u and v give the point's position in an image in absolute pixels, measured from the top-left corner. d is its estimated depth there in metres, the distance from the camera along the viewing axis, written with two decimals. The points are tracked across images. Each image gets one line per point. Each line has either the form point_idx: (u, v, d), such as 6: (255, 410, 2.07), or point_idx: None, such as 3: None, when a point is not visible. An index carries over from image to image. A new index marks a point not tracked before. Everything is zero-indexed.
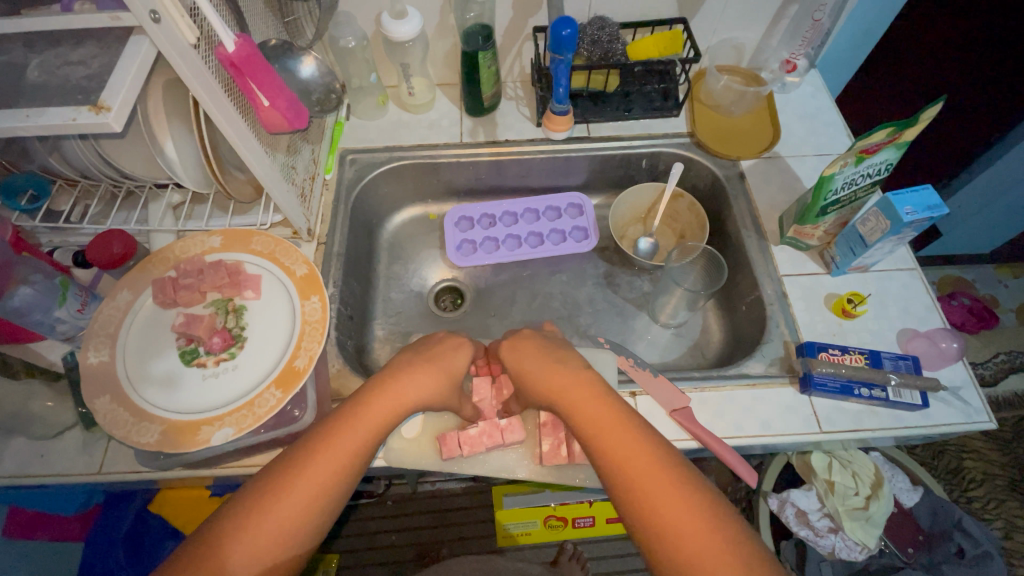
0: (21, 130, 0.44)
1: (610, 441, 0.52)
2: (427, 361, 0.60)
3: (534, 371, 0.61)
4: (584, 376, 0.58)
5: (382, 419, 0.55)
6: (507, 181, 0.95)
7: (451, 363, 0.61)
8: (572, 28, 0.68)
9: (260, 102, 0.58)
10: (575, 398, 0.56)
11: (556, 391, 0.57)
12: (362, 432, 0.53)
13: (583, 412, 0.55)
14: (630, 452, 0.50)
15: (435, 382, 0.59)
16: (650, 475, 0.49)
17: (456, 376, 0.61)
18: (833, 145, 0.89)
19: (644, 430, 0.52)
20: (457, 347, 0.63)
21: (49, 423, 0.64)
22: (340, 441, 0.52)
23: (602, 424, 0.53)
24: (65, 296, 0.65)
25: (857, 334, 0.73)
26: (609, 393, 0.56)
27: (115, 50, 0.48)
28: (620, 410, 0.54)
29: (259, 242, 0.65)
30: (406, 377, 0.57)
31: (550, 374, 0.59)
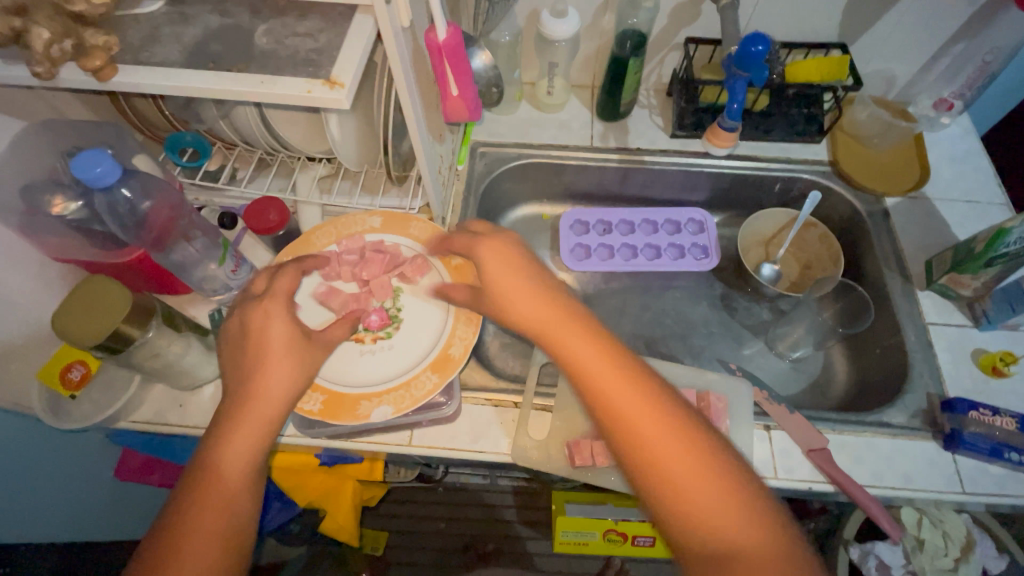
0: (251, 95, 0.45)
1: (647, 440, 0.45)
2: (266, 350, 0.49)
3: (548, 317, 0.51)
4: (583, 325, 0.50)
5: (252, 427, 0.47)
6: (629, 190, 0.94)
7: (275, 336, 0.50)
8: (762, 44, 0.66)
9: (450, 90, 0.58)
10: (575, 355, 0.49)
11: (554, 344, 0.50)
12: (229, 449, 0.45)
13: (614, 405, 0.46)
14: (671, 455, 0.44)
15: (282, 366, 0.49)
16: (676, 454, 0.44)
17: (294, 344, 0.51)
18: (984, 193, 0.84)
19: (669, 426, 0.46)
20: (265, 320, 0.50)
21: (193, 376, 0.66)
22: (218, 455, 0.45)
23: (640, 426, 0.45)
24: (224, 255, 0.68)
25: (1008, 396, 0.69)
26: (609, 346, 0.49)
27: (341, 26, 0.49)
28: (629, 370, 0.48)
29: (416, 227, 0.65)
30: (266, 367, 0.48)
31: (553, 322, 0.50)
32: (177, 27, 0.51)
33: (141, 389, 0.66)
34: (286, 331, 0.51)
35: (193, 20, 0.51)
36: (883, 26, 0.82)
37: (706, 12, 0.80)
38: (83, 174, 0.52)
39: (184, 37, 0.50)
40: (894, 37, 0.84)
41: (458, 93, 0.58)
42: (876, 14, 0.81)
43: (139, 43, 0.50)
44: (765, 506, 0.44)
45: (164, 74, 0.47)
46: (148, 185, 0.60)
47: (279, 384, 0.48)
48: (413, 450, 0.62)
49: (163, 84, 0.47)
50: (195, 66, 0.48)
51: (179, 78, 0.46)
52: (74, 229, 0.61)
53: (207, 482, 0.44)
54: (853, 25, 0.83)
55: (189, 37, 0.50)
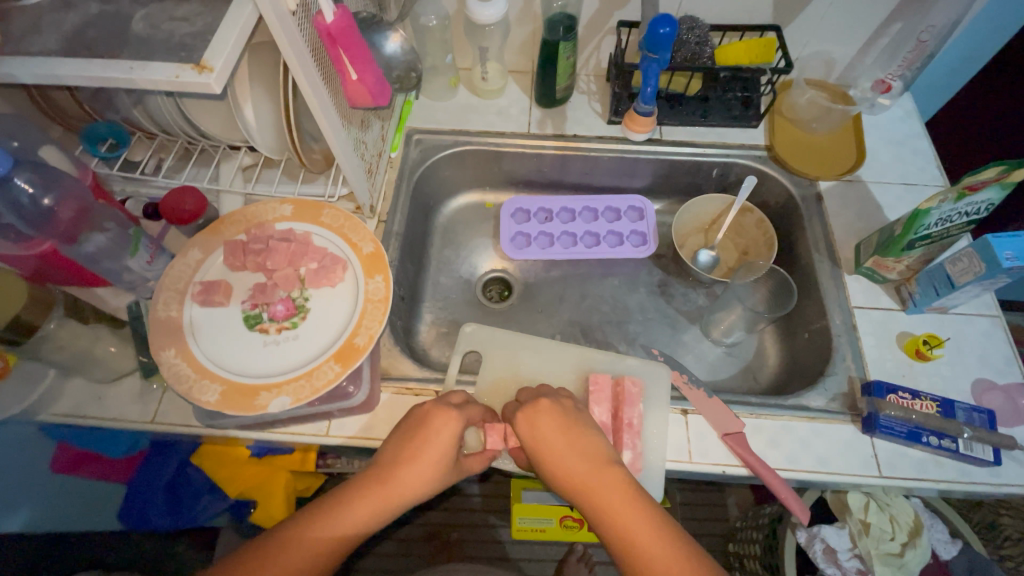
0: (121, 81, 0.44)
1: (626, 526, 0.49)
2: (409, 453, 0.54)
3: (541, 436, 0.55)
4: (569, 429, 0.55)
5: (372, 518, 0.52)
6: (569, 177, 0.93)
7: (443, 442, 0.54)
8: (669, 26, 0.65)
9: (349, 75, 0.57)
10: (552, 451, 0.54)
11: (543, 453, 0.54)
12: (331, 531, 0.50)
13: (598, 496, 0.51)
14: (644, 538, 0.48)
15: (429, 475, 0.53)
16: (658, 553, 0.47)
17: (448, 458, 0.54)
18: (920, 175, 0.84)
19: (650, 517, 0.49)
20: (443, 426, 0.55)
21: (108, 368, 0.66)
22: (301, 544, 0.49)
23: (621, 519, 0.49)
24: (137, 246, 0.67)
25: (929, 378, 0.69)
26: (594, 449, 0.54)
27: (219, 10, 0.48)
28: (615, 474, 0.52)
29: (329, 215, 0.64)
30: (393, 472, 0.53)
31: (546, 428, 0.56)
32: (58, 14, 0.50)
33: (57, 382, 0.66)
34: (453, 446, 0.55)
35: (74, 7, 0.50)
36: (816, 8, 0.81)
37: None
38: None
39: (62, 24, 0.49)
40: (827, 19, 0.83)
41: (358, 77, 0.57)
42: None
43: (18, 31, 0.49)
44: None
45: (38, 62, 0.46)
46: (52, 179, 0.59)
47: (411, 494, 0.53)
48: (328, 440, 0.62)
49: (37, 73, 0.46)
50: (68, 54, 0.47)
51: (51, 66, 0.45)
52: None
53: (293, 546, 0.49)
54: (785, 7, 0.82)
55: (69, 24, 0.49)
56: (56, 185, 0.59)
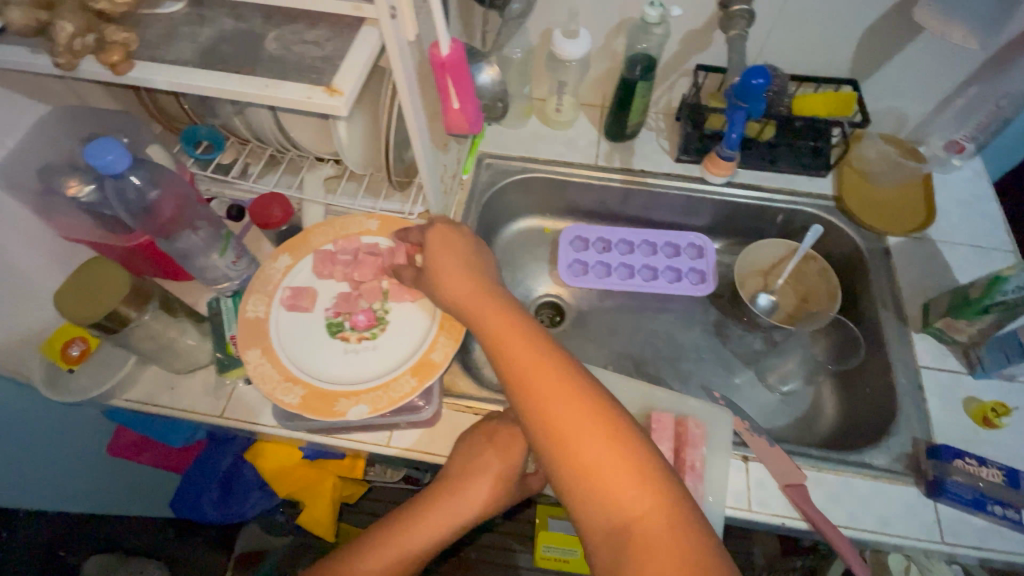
0: (255, 97, 0.48)
1: (538, 385, 0.48)
2: (477, 469, 0.55)
3: (448, 276, 0.57)
4: (472, 276, 0.56)
5: (436, 536, 0.53)
6: (631, 210, 0.95)
7: (505, 463, 0.56)
8: (761, 78, 0.67)
9: (451, 104, 0.59)
10: (467, 297, 0.55)
11: (499, 341, 0.52)
12: (403, 554, 0.52)
13: (514, 356, 0.50)
14: (552, 398, 0.47)
15: (490, 491, 0.55)
16: (596, 443, 0.46)
17: (512, 475, 0.57)
18: (990, 239, 0.83)
19: (564, 376, 0.49)
20: (509, 443, 0.57)
21: (185, 360, 0.69)
22: (372, 559, 0.51)
23: (534, 380, 0.49)
24: (225, 247, 0.70)
25: (996, 446, 0.67)
26: (543, 342, 0.51)
27: (346, 37, 0.51)
28: (558, 363, 0.50)
29: (411, 232, 0.67)
30: (464, 487, 0.55)
31: (452, 271, 0.57)
32: (194, 28, 0.53)
33: (136, 369, 0.69)
34: (517, 464, 0.57)
35: (209, 21, 0.54)
36: (894, 66, 0.82)
37: (716, 42, 0.81)
38: (95, 161, 0.54)
39: (198, 37, 0.53)
40: (904, 77, 0.84)
41: (459, 107, 0.60)
42: (887, 54, 0.81)
43: (156, 40, 0.53)
44: (663, 471, 0.45)
45: (176, 72, 0.50)
46: (157, 175, 0.63)
47: (474, 510, 0.55)
48: (391, 450, 0.64)
49: (174, 81, 0.49)
50: (204, 66, 0.50)
51: (189, 77, 0.49)
52: (86, 211, 0.64)
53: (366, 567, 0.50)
54: (864, 63, 0.83)
55: (202, 37, 0.52)
56: (161, 181, 0.63)
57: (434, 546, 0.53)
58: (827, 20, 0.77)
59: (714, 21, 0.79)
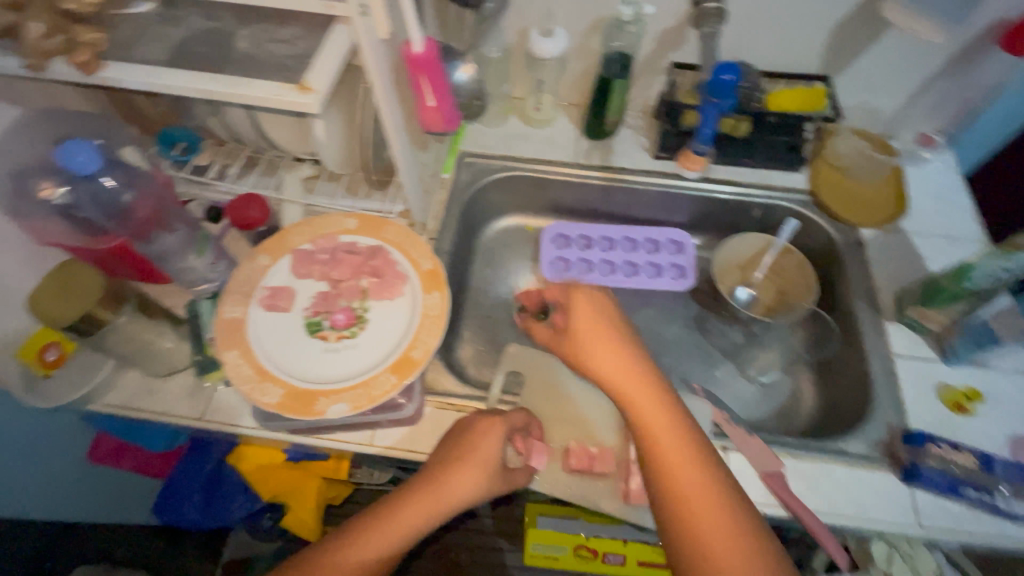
0: (228, 96, 0.48)
1: (663, 441, 0.52)
2: (459, 457, 0.56)
3: (587, 336, 0.59)
4: (607, 334, 0.59)
5: (417, 527, 0.53)
6: (612, 207, 0.95)
7: (487, 450, 0.56)
8: (732, 74, 0.69)
9: (426, 101, 0.61)
10: (593, 353, 0.58)
11: (630, 396, 0.55)
12: (382, 543, 0.51)
13: (641, 412, 0.54)
14: (674, 454, 0.51)
15: (473, 481, 0.55)
16: (703, 495, 0.49)
17: (495, 464, 0.56)
18: (961, 229, 0.85)
19: (683, 440, 0.52)
20: (487, 430, 0.58)
21: (163, 364, 0.68)
22: (356, 551, 0.51)
23: (656, 434, 0.52)
24: (203, 248, 0.69)
25: (969, 431, 0.69)
26: (664, 391, 0.55)
27: (319, 35, 0.51)
28: (676, 415, 0.54)
29: (390, 230, 0.67)
30: (444, 477, 0.55)
31: (591, 324, 0.60)
32: (166, 28, 0.53)
33: (113, 374, 0.68)
34: (497, 452, 0.57)
35: (180, 21, 0.54)
36: (864, 61, 0.84)
37: (690, 39, 0.83)
38: (67, 162, 0.54)
39: (169, 36, 0.53)
40: (874, 73, 0.86)
41: (434, 104, 0.62)
42: (855, 50, 0.83)
43: (127, 40, 0.53)
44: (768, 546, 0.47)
45: (148, 71, 0.49)
46: (131, 176, 0.63)
47: (455, 500, 0.54)
48: (372, 450, 0.63)
49: (144, 81, 0.49)
50: (174, 65, 0.50)
51: (161, 76, 0.49)
52: (58, 215, 0.63)
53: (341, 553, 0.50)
54: (834, 59, 0.85)
55: (175, 36, 0.52)
56: (136, 182, 0.63)
57: (413, 536, 0.53)
58: (797, 17, 0.79)
59: (688, 19, 0.80)
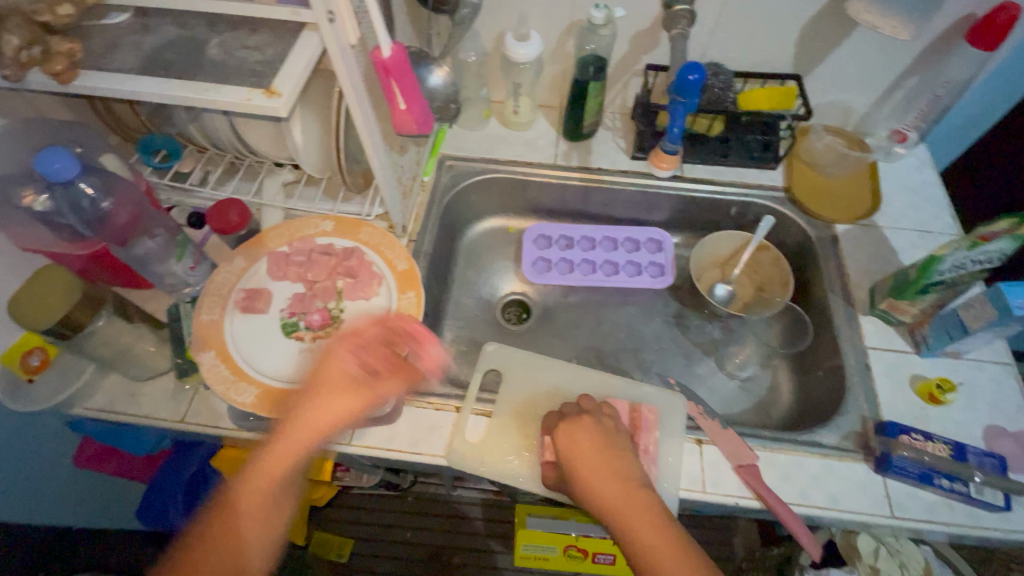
0: (197, 101, 0.49)
1: (648, 545, 0.50)
2: (317, 386, 0.55)
3: (580, 456, 0.57)
4: (601, 449, 0.57)
5: (298, 456, 0.52)
6: (592, 207, 0.97)
7: (335, 373, 0.56)
8: (698, 73, 0.69)
9: (397, 104, 0.60)
10: (588, 475, 0.55)
11: (613, 508, 0.53)
12: (269, 478, 0.51)
13: (627, 520, 0.52)
14: (660, 554, 0.49)
15: (343, 401, 0.54)
16: (670, 554, 0.49)
17: (354, 380, 0.56)
18: (933, 223, 0.86)
19: (672, 537, 0.51)
20: (335, 355, 0.57)
21: (144, 367, 0.69)
22: (251, 488, 0.51)
23: (641, 538, 0.51)
24: (182, 252, 0.70)
25: (941, 421, 0.70)
26: (626, 468, 0.56)
27: (289, 41, 0.53)
28: (642, 492, 0.54)
29: (367, 232, 0.68)
30: (312, 404, 0.54)
31: (583, 449, 0.57)
32: (139, 36, 0.54)
33: (94, 378, 0.69)
34: (365, 367, 0.56)
35: (154, 30, 0.55)
36: (834, 61, 0.86)
37: (663, 42, 0.84)
38: (44, 169, 0.55)
39: (142, 45, 0.54)
40: (845, 71, 0.87)
41: (405, 107, 0.60)
42: (826, 50, 0.84)
43: (101, 50, 0.54)
44: None
45: (120, 79, 0.50)
46: (110, 183, 0.64)
47: (339, 423, 0.54)
48: (350, 448, 0.64)
49: (116, 88, 0.50)
50: (146, 73, 0.51)
51: (133, 84, 0.50)
52: (40, 222, 0.64)
53: (235, 502, 0.51)
54: (806, 58, 0.86)
55: (148, 45, 0.54)
56: (113, 189, 0.64)
57: (299, 467, 0.53)
58: (767, 18, 0.80)
59: (660, 22, 0.81)
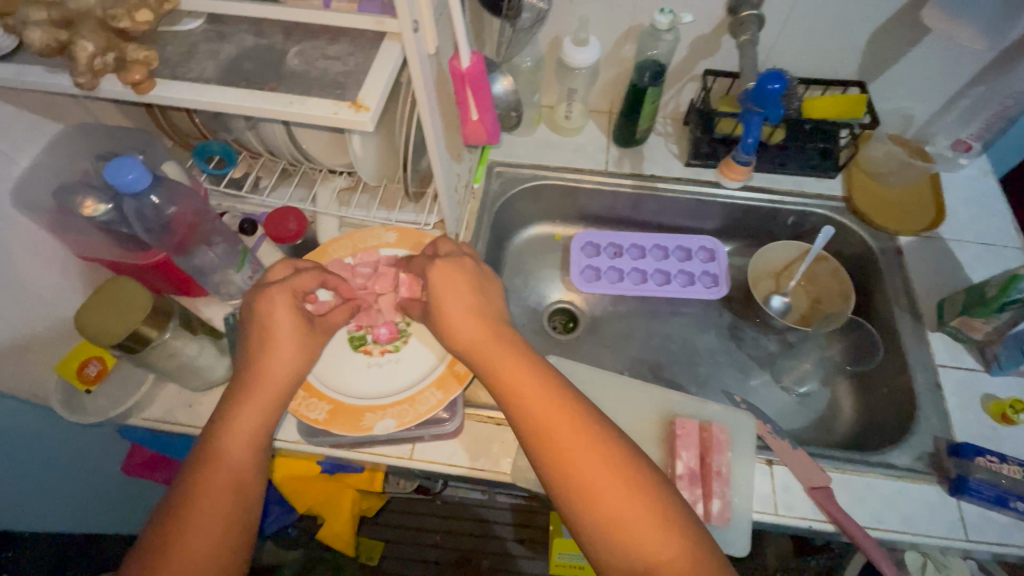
0: (280, 113, 0.48)
1: (542, 417, 0.49)
2: (270, 338, 0.52)
3: (439, 301, 0.55)
4: (464, 296, 0.55)
5: (269, 403, 0.51)
6: (642, 215, 0.95)
7: (287, 323, 0.53)
8: (777, 82, 0.68)
9: (470, 116, 0.62)
10: (448, 321, 0.55)
11: (489, 363, 0.53)
12: (249, 424, 0.50)
13: (517, 389, 0.51)
14: (557, 430, 0.49)
15: (291, 351, 0.53)
16: (569, 432, 0.49)
17: (301, 328, 0.54)
18: (1000, 237, 0.83)
19: (579, 419, 0.49)
20: (273, 305, 0.53)
21: (205, 376, 0.68)
22: (231, 438, 0.49)
23: (531, 406, 0.50)
24: (242, 262, 0.70)
25: (1016, 443, 0.68)
26: (498, 325, 0.55)
27: (369, 51, 0.51)
28: (535, 364, 0.53)
29: (430, 243, 0.67)
30: (269, 355, 0.52)
31: (446, 295, 0.55)
32: (214, 44, 0.53)
33: (154, 388, 0.68)
34: (295, 315, 0.54)
35: (229, 38, 0.54)
36: (901, 68, 0.83)
37: (724, 47, 0.82)
38: (116, 179, 0.54)
39: (217, 54, 0.52)
40: (911, 78, 0.85)
41: (477, 118, 0.63)
42: (893, 56, 0.82)
43: (176, 58, 0.53)
44: (688, 518, 0.46)
45: (200, 89, 0.49)
46: (175, 192, 0.63)
47: (290, 373, 0.52)
48: (415, 464, 0.63)
49: (196, 99, 0.49)
50: (226, 84, 0.50)
51: (214, 94, 0.49)
52: (100, 229, 0.62)
53: (219, 457, 0.48)
54: (871, 65, 0.84)
55: (224, 54, 0.52)
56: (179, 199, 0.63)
57: (269, 419, 0.51)
58: (834, 24, 0.78)
59: (723, 27, 0.79)
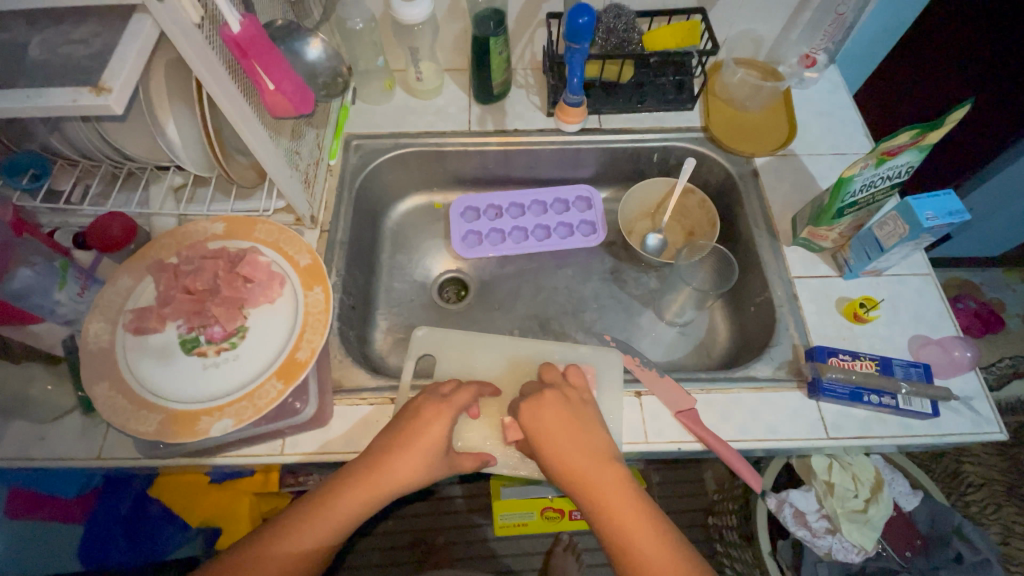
0: (17, 109, 0.43)
1: (617, 518, 0.52)
2: (402, 444, 0.54)
3: (549, 431, 0.56)
4: (573, 422, 0.56)
5: (373, 500, 0.53)
6: (516, 172, 0.93)
7: (431, 440, 0.55)
8: (586, 15, 0.69)
9: (266, 85, 0.58)
10: (568, 449, 0.55)
11: (578, 482, 0.54)
12: (347, 512, 0.53)
13: (599, 494, 0.53)
14: (630, 524, 0.52)
15: (413, 465, 0.54)
16: (638, 527, 0.52)
17: (438, 449, 0.55)
18: (849, 144, 0.86)
19: (643, 512, 0.53)
20: (433, 418, 0.56)
21: (49, 406, 0.64)
22: (318, 520, 0.53)
23: (610, 506, 0.52)
24: (64, 279, 0.63)
25: (868, 339, 0.72)
26: (593, 438, 0.56)
27: (118, 28, 0.46)
28: (622, 474, 0.54)
29: (262, 230, 0.64)
30: (385, 465, 0.54)
31: (551, 425, 0.56)
32: None
33: None
34: (443, 437, 0.55)
35: None
36: None
37: None
38: None
39: None
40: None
41: (275, 87, 0.58)
42: None
43: None
44: None
45: None
46: None
47: (420, 479, 0.55)
48: (284, 459, 0.61)
49: None
50: None
51: None
52: None
53: (301, 527, 0.52)
54: None
55: None
56: None
57: (350, 519, 0.54)
58: None
59: None
